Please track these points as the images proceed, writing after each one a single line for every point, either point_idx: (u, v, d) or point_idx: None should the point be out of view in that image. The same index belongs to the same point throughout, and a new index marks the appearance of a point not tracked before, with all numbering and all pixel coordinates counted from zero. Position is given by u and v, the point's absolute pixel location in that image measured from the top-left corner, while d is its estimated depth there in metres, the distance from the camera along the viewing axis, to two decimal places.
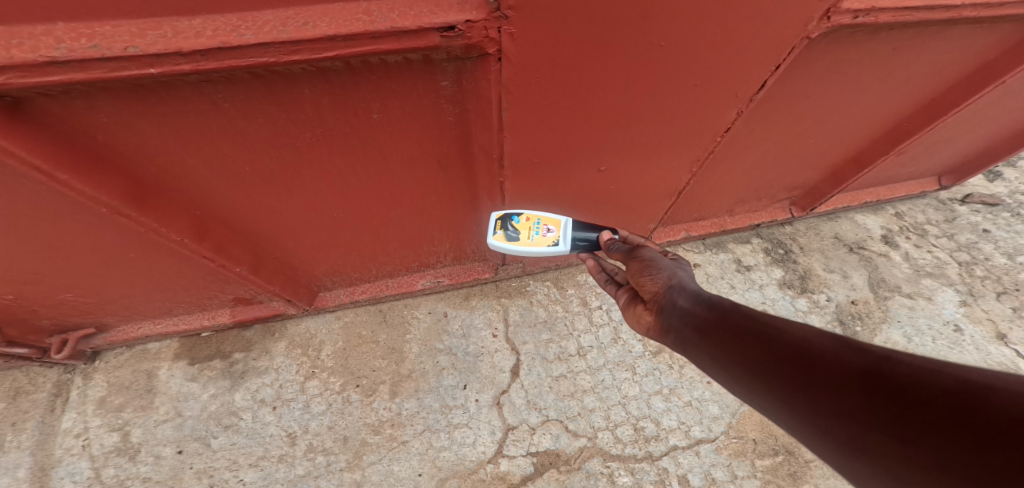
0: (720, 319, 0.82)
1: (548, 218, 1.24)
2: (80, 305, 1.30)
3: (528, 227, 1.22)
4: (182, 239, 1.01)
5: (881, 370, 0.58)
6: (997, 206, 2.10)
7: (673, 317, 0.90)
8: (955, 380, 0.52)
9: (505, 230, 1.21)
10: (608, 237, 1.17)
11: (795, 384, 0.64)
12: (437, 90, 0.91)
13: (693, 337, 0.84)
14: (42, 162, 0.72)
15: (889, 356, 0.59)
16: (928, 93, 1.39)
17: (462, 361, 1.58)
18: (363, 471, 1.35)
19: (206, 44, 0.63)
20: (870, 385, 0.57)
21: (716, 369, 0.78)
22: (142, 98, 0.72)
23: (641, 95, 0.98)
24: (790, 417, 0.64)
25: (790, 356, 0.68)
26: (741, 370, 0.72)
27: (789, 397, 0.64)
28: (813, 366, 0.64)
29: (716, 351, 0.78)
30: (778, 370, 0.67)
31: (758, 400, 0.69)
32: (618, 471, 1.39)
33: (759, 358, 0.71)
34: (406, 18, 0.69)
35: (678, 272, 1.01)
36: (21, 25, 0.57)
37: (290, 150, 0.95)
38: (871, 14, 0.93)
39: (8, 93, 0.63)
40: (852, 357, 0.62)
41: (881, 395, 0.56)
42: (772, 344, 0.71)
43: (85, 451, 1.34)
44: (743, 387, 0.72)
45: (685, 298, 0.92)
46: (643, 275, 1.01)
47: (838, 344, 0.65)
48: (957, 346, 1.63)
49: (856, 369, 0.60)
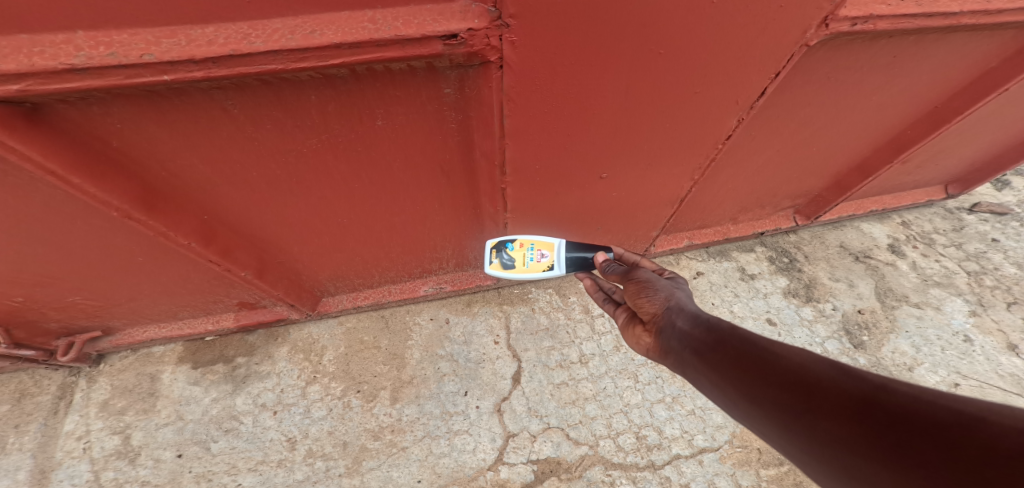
0: (718, 342, 0.80)
1: (542, 242, 1.33)
2: (87, 308, 1.31)
3: (523, 252, 1.33)
4: (190, 243, 1.02)
5: (876, 398, 0.57)
6: (1006, 215, 2.08)
7: (671, 339, 0.89)
8: (950, 412, 0.51)
9: (501, 258, 1.34)
10: (603, 258, 1.21)
11: (792, 411, 0.63)
12: (440, 97, 0.92)
13: (691, 359, 0.82)
14: (57, 166, 0.74)
15: (884, 384, 0.58)
16: (929, 100, 1.39)
17: (464, 367, 1.57)
18: (362, 478, 1.34)
19: (217, 52, 0.65)
20: (865, 413, 0.56)
21: (715, 393, 0.76)
22: (155, 104, 0.74)
23: (642, 102, 0.99)
24: (787, 443, 0.63)
25: (787, 383, 0.66)
26: (738, 395, 0.71)
27: (786, 424, 0.63)
28: (810, 392, 0.63)
29: (714, 375, 0.76)
30: (775, 396, 0.66)
31: (757, 425, 0.68)
32: (620, 480, 1.37)
33: (757, 383, 0.69)
34: (410, 26, 0.71)
35: (676, 292, 0.99)
36: (44, 34, 0.60)
37: (296, 155, 0.96)
38: (867, 22, 0.94)
39: (29, 99, 0.65)
40: (848, 385, 0.61)
41: (875, 425, 0.55)
42: (770, 369, 0.69)
43: (85, 454, 1.34)
44: (740, 411, 0.70)
45: (684, 319, 0.90)
46: (640, 297, 1.02)
47: (834, 370, 0.63)
48: (967, 356, 1.60)
49: (851, 397, 0.59)
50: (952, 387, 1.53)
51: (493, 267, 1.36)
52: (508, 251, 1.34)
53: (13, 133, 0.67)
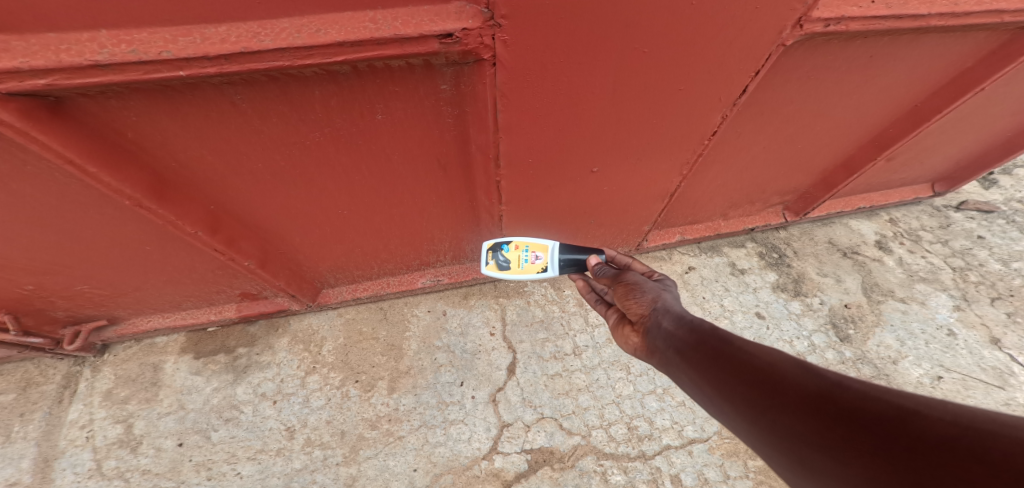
0: (698, 341, 0.83)
1: (536, 244, 1.35)
2: (94, 297, 1.36)
3: (518, 254, 1.35)
4: (196, 231, 1.06)
5: (831, 395, 0.62)
6: (992, 213, 2.12)
7: (657, 339, 0.92)
8: (892, 406, 0.56)
9: (496, 260, 1.38)
10: (596, 261, 1.22)
11: (758, 406, 0.67)
12: (437, 93, 0.96)
13: (674, 358, 0.85)
14: (76, 156, 0.78)
15: (840, 381, 0.63)
16: (910, 98, 1.43)
17: (460, 358, 1.62)
18: (359, 466, 1.38)
19: (230, 49, 0.69)
20: (821, 408, 0.61)
21: (694, 390, 0.79)
22: (169, 98, 0.78)
23: (630, 98, 1.03)
24: (753, 436, 0.66)
25: (756, 381, 0.69)
26: (714, 392, 0.73)
27: (753, 419, 0.66)
28: (775, 389, 0.67)
29: (694, 373, 0.79)
30: (745, 393, 0.69)
31: (729, 421, 0.71)
32: (611, 469, 1.39)
33: (729, 380, 0.72)
34: (408, 26, 0.75)
35: (663, 293, 1.04)
36: (71, 32, 0.64)
37: (300, 148, 1.00)
38: (840, 23, 0.98)
39: (53, 92, 0.69)
40: (809, 382, 0.65)
41: (828, 418, 0.59)
42: (742, 367, 0.73)
43: (88, 442, 1.38)
44: (715, 408, 0.73)
45: (669, 320, 0.94)
46: (628, 298, 1.06)
47: (798, 369, 0.68)
48: (951, 350, 1.65)
49: (811, 394, 0.63)
50: (936, 380, 1.57)
51: (488, 268, 1.40)
52: (503, 253, 1.37)
53: (37, 124, 0.72)
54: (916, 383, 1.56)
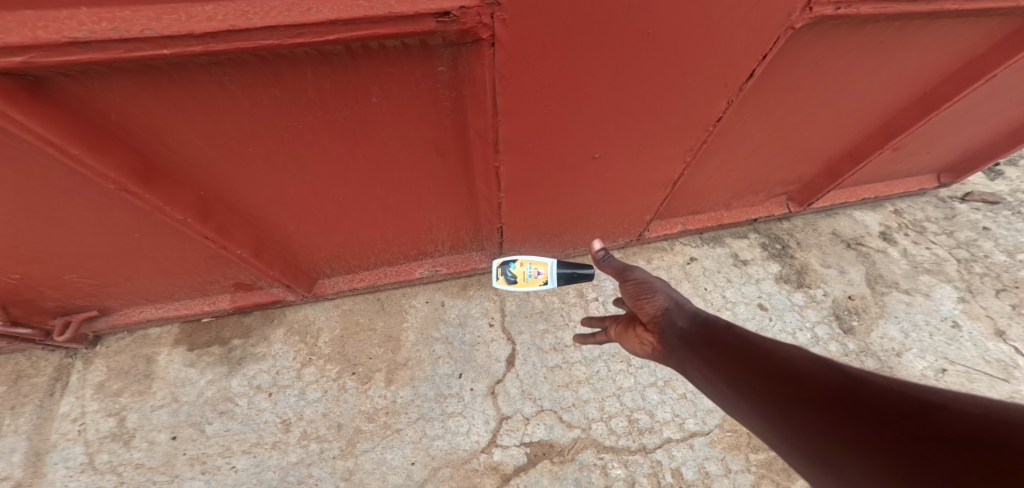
0: (710, 338, 0.81)
1: (538, 260, 1.53)
2: (84, 286, 1.32)
3: (523, 270, 1.51)
4: (186, 218, 1.03)
5: (853, 389, 0.59)
6: (998, 204, 2.09)
7: (668, 337, 0.90)
8: (920, 401, 0.54)
9: (505, 274, 1.49)
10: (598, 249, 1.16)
11: (772, 400, 0.64)
12: (434, 75, 0.92)
13: (686, 354, 0.83)
14: (56, 138, 0.75)
15: (862, 376, 0.60)
16: (918, 86, 1.40)
17: (459, 349, 1.60)
18: (356, 459, 1.36)
19: (216, 27, 0.65)
20: (842, 401, 0.58)
21: (707, 388, 0.77)
22: (154, 78, 0.74)
23: (634, 82, 1.00)
24: (769, 432, 0.64)
25: (771, 375, 0.67)
26: (727, 387, 0.71)
27: (769, 414, 0.64)
28: (793, 383, 0.64)
29: (706, 369, 0.77)
30: (760, 387, 0.67)
31: (743, 416, 0.68)
32: (612, 463, 1.37)
33: (743, 375, 0.70)
34: (405, 4, 0.70)
35: (673, 290, 1.01)
36: (48, 9, 0.59)
37: (292, 132, 0.96)
38: (852, 6, 0.95)
39: (31, 71, 0.65)
40: (829, 377, 0.63)
41: (850, 411, 0.57)
42: (756, 362, 0.70)
43: (81, 436, 1.36)
44: (728, 404, 0.71)
45: (681, 317, 0.91)
46: (638, 296, 1.02)
47: (816, 363, 0.65)
48: (955, 342, 1.63)
49: (831, 388, 0.61)
50: (940, 372, 1.55)
51: (497, 281, 1.52)
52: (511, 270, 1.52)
53: (15, 105, 0.68)
54: (919, 376, 1.54)
